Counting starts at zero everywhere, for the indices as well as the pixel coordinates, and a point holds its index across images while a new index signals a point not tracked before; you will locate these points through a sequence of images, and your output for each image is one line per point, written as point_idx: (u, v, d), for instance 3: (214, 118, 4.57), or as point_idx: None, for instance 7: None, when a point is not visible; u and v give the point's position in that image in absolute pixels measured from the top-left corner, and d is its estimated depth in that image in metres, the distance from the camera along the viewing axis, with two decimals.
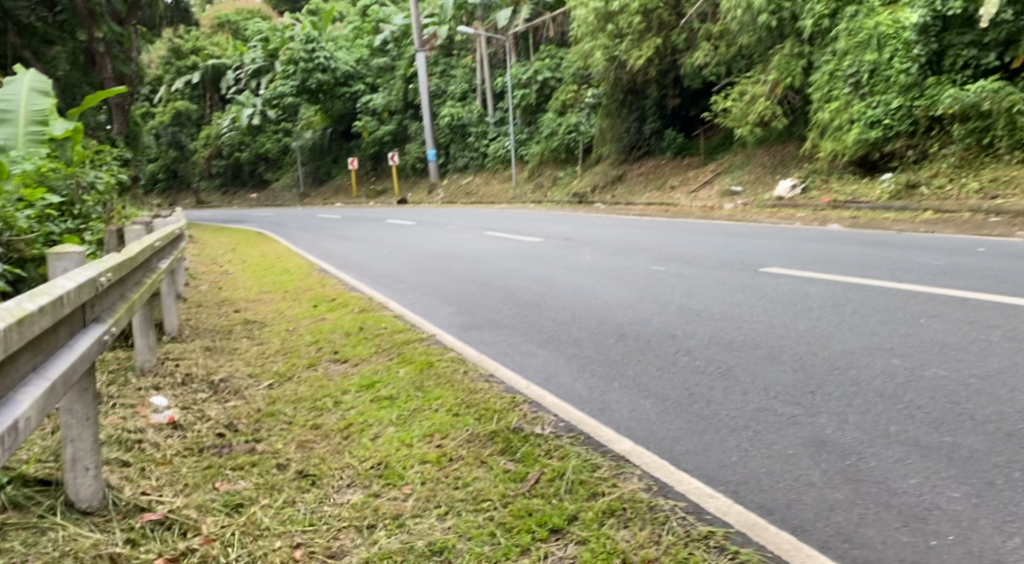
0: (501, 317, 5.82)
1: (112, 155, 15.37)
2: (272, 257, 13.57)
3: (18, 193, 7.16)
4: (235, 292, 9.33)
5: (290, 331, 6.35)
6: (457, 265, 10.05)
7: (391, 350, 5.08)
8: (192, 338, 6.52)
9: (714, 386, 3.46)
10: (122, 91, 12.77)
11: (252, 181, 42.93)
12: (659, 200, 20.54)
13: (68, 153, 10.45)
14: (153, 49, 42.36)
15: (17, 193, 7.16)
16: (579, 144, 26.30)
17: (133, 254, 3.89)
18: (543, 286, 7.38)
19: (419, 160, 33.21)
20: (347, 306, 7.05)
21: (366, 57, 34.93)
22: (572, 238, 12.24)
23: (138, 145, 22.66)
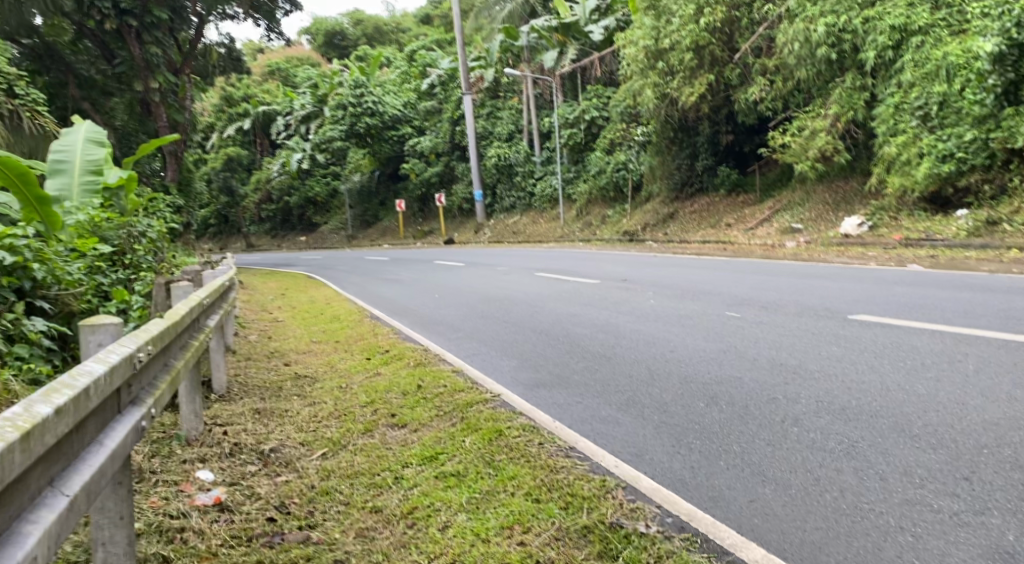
0: (569, 373, 5.38)
1: (166, 202, 15.53)
2: (322, 302, 13.42)
3: (70, 244, 7.03)
4: (285, 342, 9.08)
5: (344, 388, 6.00)
6: (513, 310, 9.66)
7: (453, 412, 4.67)
8: (240, 396, 6.21)
9: (842, 468, 3.02)
10: (176, 138, 12.82)
11: (301, 224, 43.64)
12: (713, 237, 20.01)
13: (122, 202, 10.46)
14: (208, 99, 43.64)
15: (70, 244, 7.04)
16: (628, 182, 25.99)
17: (178, 316, 3.58)
18: (608, 336, 6.91)
19: (466, 200, 33.28)
20: (402, 359, 6.67)
21: (413, 101, 35.50)
22: (629, 281, 11.78)
23: (192, 191, 23.04)
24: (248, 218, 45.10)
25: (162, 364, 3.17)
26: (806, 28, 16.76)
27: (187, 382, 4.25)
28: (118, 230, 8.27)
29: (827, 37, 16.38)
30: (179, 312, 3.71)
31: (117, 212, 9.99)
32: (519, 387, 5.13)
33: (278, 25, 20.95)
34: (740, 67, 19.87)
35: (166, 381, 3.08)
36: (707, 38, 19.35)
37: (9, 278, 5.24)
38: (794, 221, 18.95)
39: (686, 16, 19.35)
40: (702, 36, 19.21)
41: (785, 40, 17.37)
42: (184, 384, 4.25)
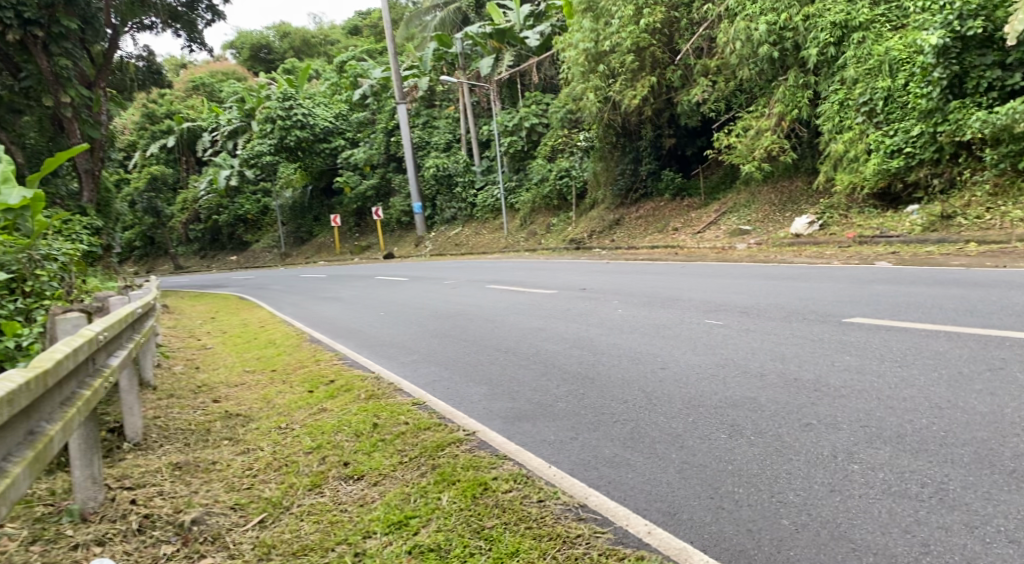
0: (552, 401, 4.63)
1: (80, 224, 14.26)
2: (256, 325, 12.35)
3: None
4: (214, 373, 8.03)
5: (284, 430, 5.06)
6: (468, 327, 8.85)
7: (422, 457, 3.85)
8: (161, 445, 5.23)
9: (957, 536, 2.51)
10: (88, 148, 11.64)
11: (233, 243, 41.80)
12: (662, 242, 19.58)
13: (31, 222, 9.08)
14: (128, 115, 41.63)
15: None
16: (572, 189, 25.50)
17: (45, 364, 2.65)
18: (584, 353, 6.18)
19: (405, 213, 32.23)
20: (350, 391, 5.77)
21: (345, 112, 34.44)
22: (587, 289, 11.13)
23: (112, 213, 21.51)
24: (177, 239, 43.04)
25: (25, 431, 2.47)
26: (747, 27, 16.45)
27: (79, 436, 3.31)
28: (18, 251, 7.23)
29: (768, 36, 16.03)
30: (61, 350, 2.84)
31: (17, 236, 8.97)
32: (497, 421, 4.35)
33: (200, 35, 19.70)
34: (682, 69, 19.50)
35: (27, 459, 2.39)
36: (649, 40, 18.92)
37: None
38: (742, 223, 18.66)
39: (625, 18, 18.91)
40: (642, 38, 18.74)
41: (726, 40, 17.05)
42: (75, 437, 3.31)
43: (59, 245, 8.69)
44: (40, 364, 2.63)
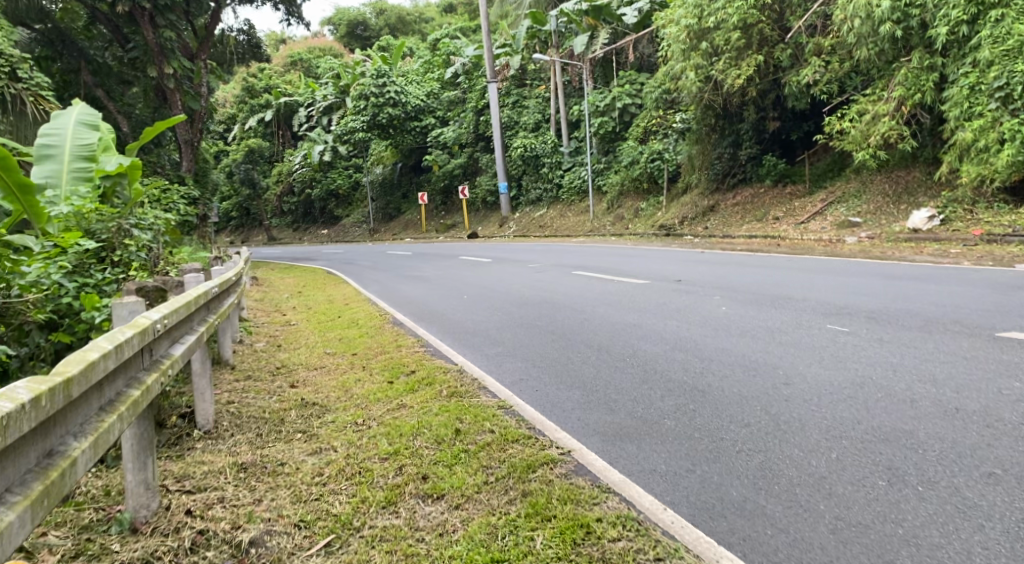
0: (656, 417, 4.06)
1: (178, 194, 14.47)
2: (340, 303, 12.20)
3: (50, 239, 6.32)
4: (295, 353, 7.76)
5: (360, 428, 4.66)
6: (557, 318, 8.29)
7: (511, 476, 3.35)
8: (232, 435, 4.94)
9: None
10: (184, 118, 11.64)
11: (323, 217, 42.57)
12: (761, 232, 18.44)
13: (132, 188, 9.12)
14: (230, 89, 42.95)
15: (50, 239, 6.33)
16: (664, 172, 24.46)
17: (90, 358, 2.14)
18: (690, 358, 5.53)
19: (491, 193, 31.84)
20: (432, 386, 5.33)
21: (437, 90, 34.20)
22: (684, 282, 10.39)
23: (209, 183, 21.98)
24: (270, 211, 44.18)
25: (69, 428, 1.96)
26: (868, 3, 15.01)
27: (132, 436, 2.94)
28: (108, 221, 7.17)
29: (891, 13, 14.61)
30: (121, 336, 2.52)
31: (115, 200, 9.06)
32: (594, 437, 3.83)
33: (298, 9, 19.69)
34: (792, 47, 18.22)
35: (87, 443, 2.02)
36: (757, 15, 17.78)
37: None
38: (850, 214, 17.34)
39: None
40: (750, 14, 17.66)
41: (844, 17, 15.71)
42: (129, 437, 2.95)
43: (153, 215, 8.64)
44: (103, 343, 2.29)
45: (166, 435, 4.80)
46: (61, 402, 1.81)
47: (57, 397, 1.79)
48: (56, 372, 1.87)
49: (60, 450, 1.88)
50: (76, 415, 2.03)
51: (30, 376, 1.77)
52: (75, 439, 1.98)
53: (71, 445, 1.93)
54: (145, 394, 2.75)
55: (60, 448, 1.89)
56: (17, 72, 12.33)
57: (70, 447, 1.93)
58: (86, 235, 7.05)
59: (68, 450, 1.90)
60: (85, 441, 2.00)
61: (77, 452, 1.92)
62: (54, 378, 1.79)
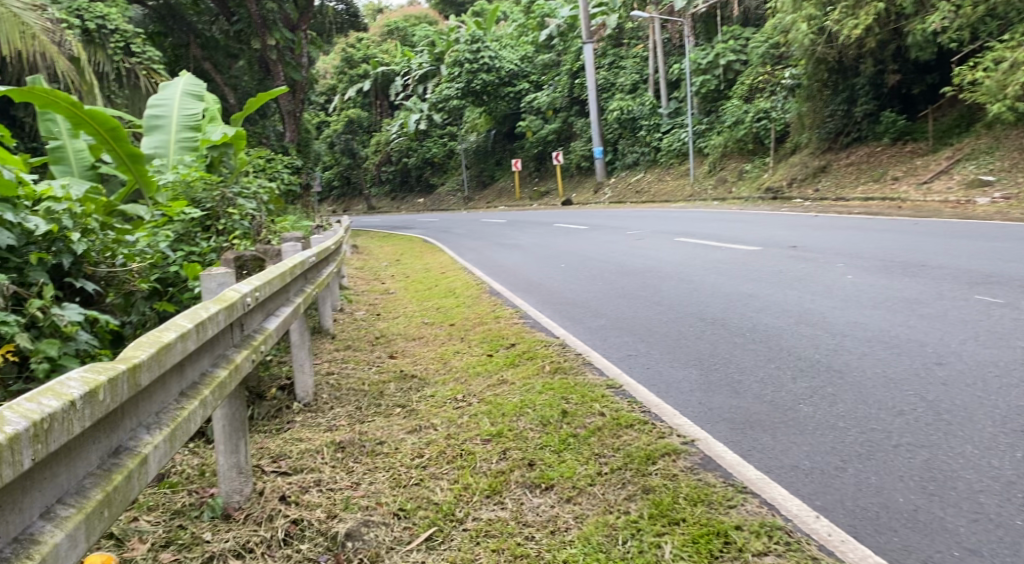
0: (788, 401, 3.62)
1: (281, 163, 14.72)
2: (437, 271, 12.09)
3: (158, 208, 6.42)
4: (394, 323, 7.63)
5: (460, 404, 4.39)
6: (662, 287, 7.80)
7: (628, 467, 3.01)
8: (331, 408, 4.79)
9: None
10: (283, 90, 11.59)
11: (419, 186, 42.95)
12: (878, 194, 17.10)
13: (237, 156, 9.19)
14: (330, 60, 43.84)
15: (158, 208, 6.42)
16: (771, 132, 23.08)
17: (166, 340, 1.93)
18: (820, 333, 4.99)
19: (585, 158, 31.09)
20: (534, 361, 5.01)
21: (530, 54, 33.63)
22: (799, 249, 9.63)
23: (311, 153, 22.42)
24: (369, 181, 45.01)
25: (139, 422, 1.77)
26: None
27: (223, 417, 2.77)
28: (212, 190, 7.20)
29: None
30: (204, 312, 2.32)
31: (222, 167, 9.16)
32: (719, 423, 3.43)
33: None
34: None
35: (161, 436, 1.82)
36: None
37: (39, 254, 4.34)
38: (982, 172, 15.78)
39: None
40: None
41: None
42: (220, 418, 2.77)
43: (255, 183, 8.68)
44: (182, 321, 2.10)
45: (266, 408, 4.69)
46: (124, 393, 1.62)
47: (120, 388, 1.60)
48: (121, 360, 1.68)
49: (129, 445, 1.70)
50: (151, 405, 1.84)
51: (90, 365, 1.58)
52: (148, 433, 1.79)
53: (143, 439, 1.75)
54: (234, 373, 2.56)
55: (131, 443, 1.72)
56: (131, 46, 12.71)
57: (142, 442, 1.74)
58: (191, 204, 7.11)
59: (138, 446, 1.72)
60: (159, 435, 1.81)
61: (148, 449, 1.73)
62: (117, 366, 1.60)
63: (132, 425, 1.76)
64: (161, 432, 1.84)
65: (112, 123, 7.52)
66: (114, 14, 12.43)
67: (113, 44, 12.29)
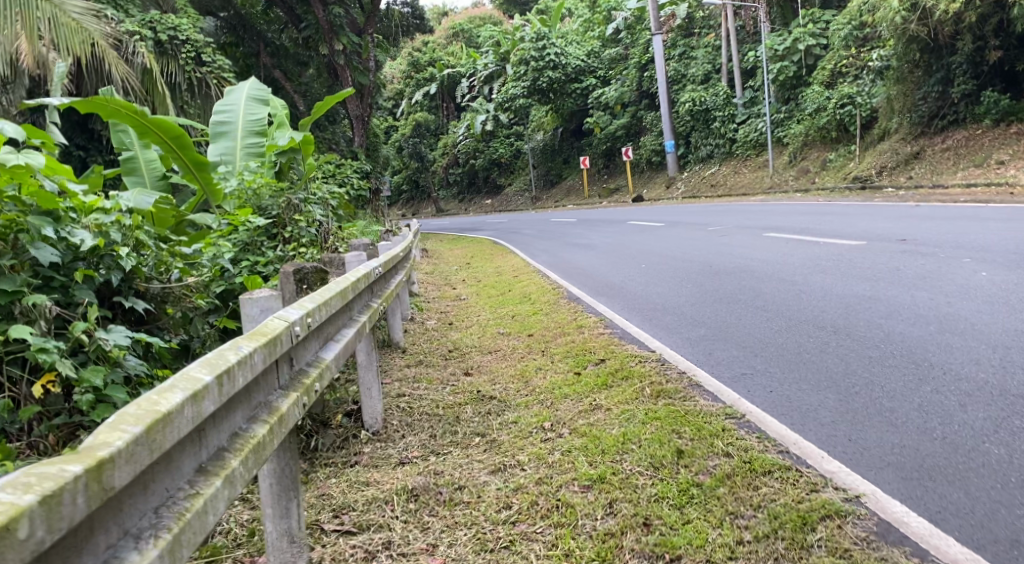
0: (967, 439, 2.89)
1: (351, 168, 14.48)
2: (510, 274, 11.52)
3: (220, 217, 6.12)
4: (468, 333, 7.09)
5: (549, 437, 3.77)
6: (762, 291, 7.00)
7: (779, 535, 2.38)
8: (402, 437, 4.28)
9: None
10: (352, 92, 11.14)
11: (487, 187, 42.60)
12: (982, 180, 15.64)
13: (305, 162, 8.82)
14: (399, 65, 44.07)
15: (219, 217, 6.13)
16: (857, 119, 21.53)
17: (172, 409, 1.42)
18: (975, 345, 4.18)
19: (656, 152, 30.02)
20: (631, 382, 4.38)
21: (597, 49, 32.87)
22: (910, 243, 8.63)
23: (380, 157, 22.24)
24: (437, 183, 44.93)
25: (119, 536, 1.30)
26: None
27: (270, 476, 2.29)
28: (278, 197, 6.76)
29: None
30: (238, 352, 1.80)
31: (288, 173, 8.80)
32: (884, 470, 2.73)
33: None
34: None
35: (157, 551, 1.34)
36: None
37: (85, 270, 3.90)
38: None
39: None
40: None
41: None
42: (268, 476, 2.30)
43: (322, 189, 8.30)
44: (198, 375, 1.57)
45: (331, 437, 4.22)
46: (78, 515, 1.18)
47: (66, 510, 1.15)
48: (81, 460, 1.20)
49: None
50: (143, 507, 1.36)
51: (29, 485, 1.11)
52: (137, 549, 1.32)
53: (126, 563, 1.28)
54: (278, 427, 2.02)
55: None
56: (201, 56, 12.56)
57: None
58: (258, 212, 6.69)
59: None
60: (154, 549, 1.33)
61: None
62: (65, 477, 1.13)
63: (113, 541, 1.29)
64: (158, 543, 1.35)
65: (178, 131, 7.24)
66: (185, 25, 12.28)
67: (185, 54, 12.13)
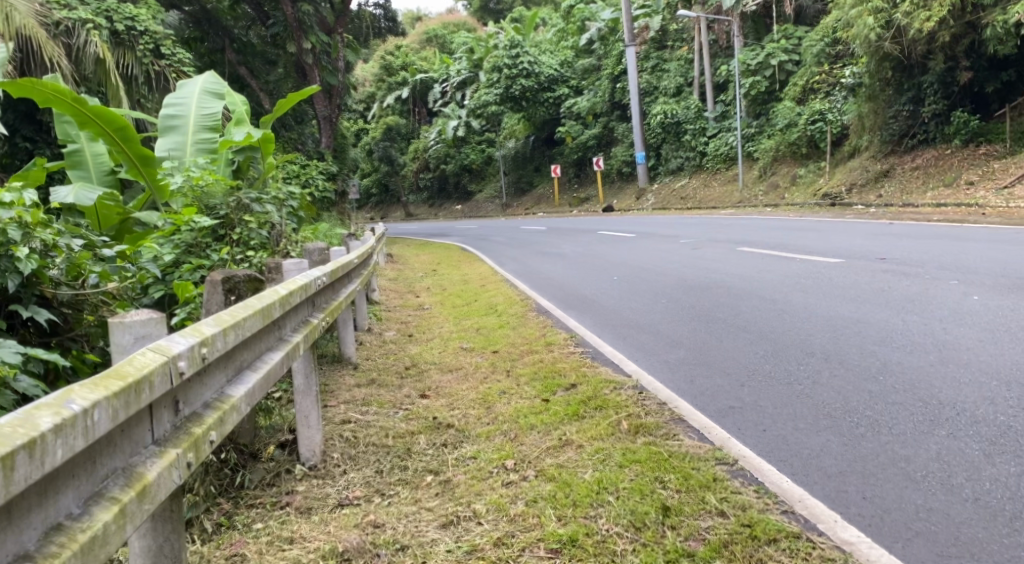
0: (1004, 503, 2.45)
1: (314, 169, 13.87)
2: (476, 283, 11.02)
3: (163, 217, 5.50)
4: (427, 346, 6.56)
5: (512, 481, 3.25)
6: (743, 309, 6.59)
7: None
8: (344, 474, 3.74)
9: None
10: (313, 89, 10.48)
11: (457, 193, 42.04)
12: (953, 200, 15.51)
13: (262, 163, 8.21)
14: (370, 68, 43.48)
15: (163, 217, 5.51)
16: (827, 135, 21.47)
17: None
18: (985, 379, 3.76)
19: (627, 163, 29.75)
20: (606, 413, 3.89)
21: (570, 58, 32.57)
22: (891, 262, 8.30)
23: (348, 159, 21.59)
24: (406, 188, 44.29)
25: None
26: None
27: (143, 542, 1.85)
28: (226, 193, 6.10)
29: None
30: (58, 415, 1.36)
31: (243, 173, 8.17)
32: (915, 542, 2.29)
33: None
34: None
35: None
36: None
37: None
38: None
39: None
40: None
41: None
42: (143, 546, 1.86)
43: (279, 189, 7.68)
44: None
45: (260, 472, 3.69)
46: None
47: None
48: None
49: None
50: None
51: None
52: None
53: None
54: (140, 500, 1.59)
55: None
56: (160, 48, 11.88)
57: None
58: (204, 210, 6.03)
59: None
60: None
61: None
62: None
63: None
64: None
65: (120, 120, 6.57)
66: (144, 15, 11.58)
67: (144, 46, 11.41)
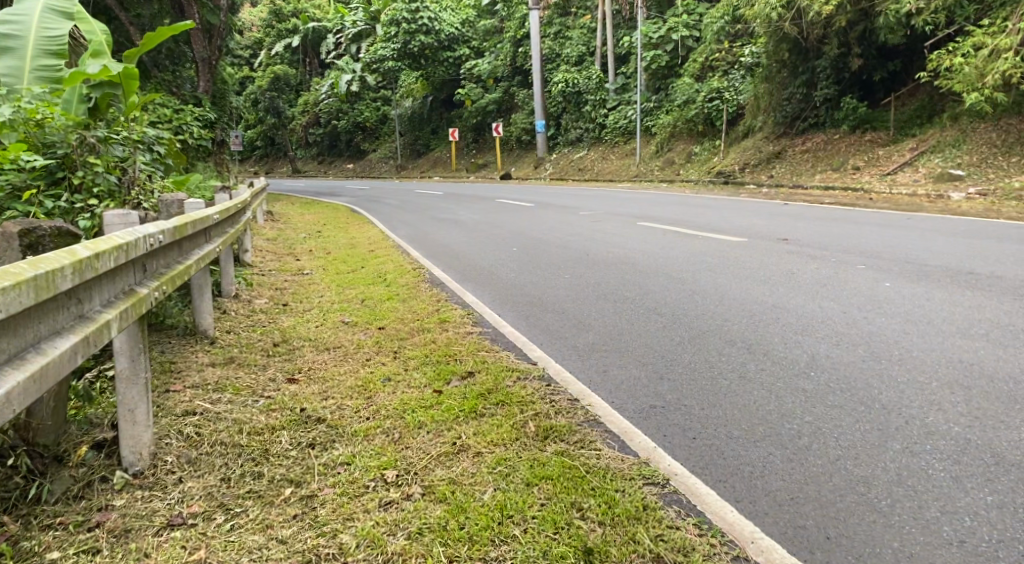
0: (992, 547, 2.06)
1: (188, 113, 12.48)
2: (364, 248, 10.17)
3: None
4: (302, 318, 5.75)
5: (391, 500, 2.60)
6: (651, 288, 6.14)
7: None
8: (179, 483, 2.95)
9: None
10: (189, 26, 8.70)
11: (348, 151, 40.11)
12: (839, 184, 15.81)
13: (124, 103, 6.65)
14: (260, 12, 40.66)
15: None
16: (722, 114, 21.64)
17: None
18: (925, 380, 3.41)
19: (526, 131, 29.08)
20: (509, 411, 3.28)
21: (472, 18, 31.38)
22: (794, 243, 8.12)
23: (230, 108, 19.88)
24: (294, 142, 41.97)
25: None
26: None
27: None
28: (69, 129, 4.69)
29: None
30: None
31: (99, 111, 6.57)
32: None
33: None
34: None
35: None
36: None
37: None
38: (949, 165, 14.35)
39: None
40: None
41: None
42: None
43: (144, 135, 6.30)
44: None
45: (65, 482, 2.85)
46: None
47: None
48: None
49: None
50: None
51: None
52: None
53: None
54: None
55: None
56: None
57: None
58: (38, 149, 4.60)
59: None
60: None
61: None
62: None
63: None
64: None
65: None
66: None
67: None
